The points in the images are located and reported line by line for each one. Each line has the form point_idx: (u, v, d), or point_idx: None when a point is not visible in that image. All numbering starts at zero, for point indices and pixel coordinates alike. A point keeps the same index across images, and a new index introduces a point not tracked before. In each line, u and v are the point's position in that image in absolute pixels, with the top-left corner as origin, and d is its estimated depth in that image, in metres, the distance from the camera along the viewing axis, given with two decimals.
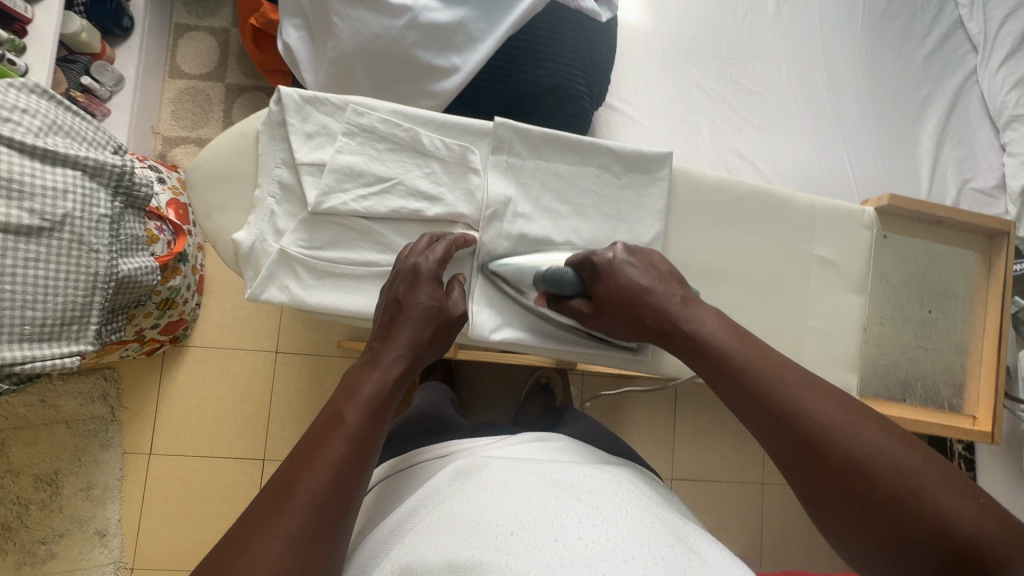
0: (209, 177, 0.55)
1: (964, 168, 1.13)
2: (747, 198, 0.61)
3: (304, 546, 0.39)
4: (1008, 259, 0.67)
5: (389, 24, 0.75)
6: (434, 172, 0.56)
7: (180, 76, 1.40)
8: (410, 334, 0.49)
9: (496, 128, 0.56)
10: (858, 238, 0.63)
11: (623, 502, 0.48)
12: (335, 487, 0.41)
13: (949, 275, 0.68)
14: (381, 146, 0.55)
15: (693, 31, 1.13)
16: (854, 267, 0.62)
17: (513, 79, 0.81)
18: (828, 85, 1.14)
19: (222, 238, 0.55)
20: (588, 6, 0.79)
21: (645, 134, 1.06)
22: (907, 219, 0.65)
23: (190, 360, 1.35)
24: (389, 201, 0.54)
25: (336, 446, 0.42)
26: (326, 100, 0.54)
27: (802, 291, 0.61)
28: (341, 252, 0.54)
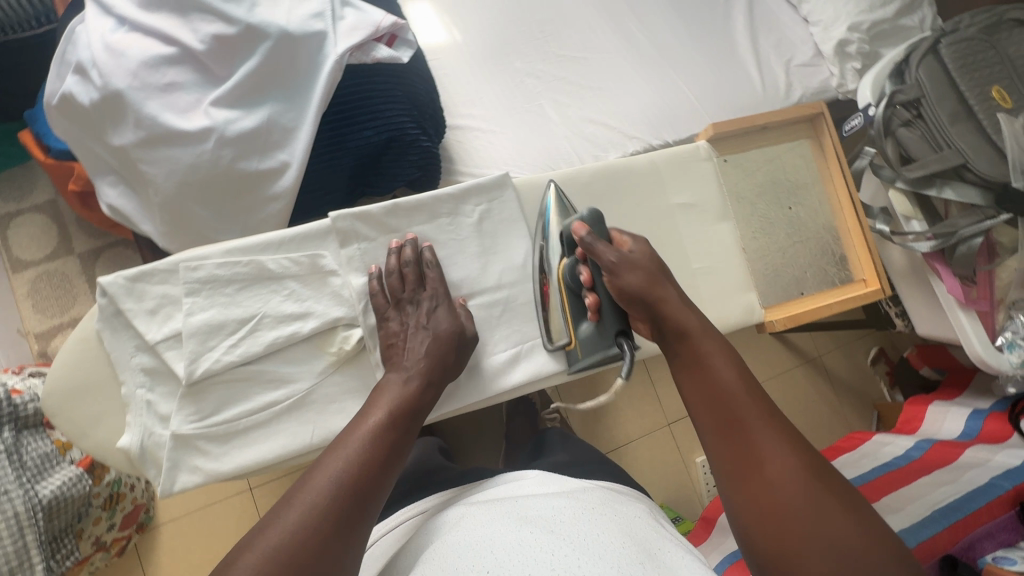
0: (70, 392, 0.51)
1: (783, 50, 1.21)
2: (593, 182, 0.64)
3: (311, 549, 0.40)
4: (831, 132, 0.74)
5: (200, 150, 0.73)
6: (293, 290, 0.54)
7: (24, 266, 1.29)
8: (426, 351, 0.53)
9: (334, 222, 0.55)
10: (704, 173, 0.67)
11: (597, 528, 0.55)
12: (347, 496, 0.44)
13: (793, 168, 0.74)
14: (230, 288, 0.53)
15: (501, 25, 1.15)
16: (711, 200, 0.66)
17: (347, 150, 0.80)
18: (639, 25, 1.20)
19: (112, 448, 0.52)
20: (384, 54, 0.79)
21: (500, 138, 1.07)
22: (735, 137, 0.71)
23: (167, 537, 1.27)
24: (260, 337, 0.53)
25: (349, 457, 0.46)
26: (154, 270, 0.52)
27: (679, 242, 0.65)
28: (238, 407, 0.52)
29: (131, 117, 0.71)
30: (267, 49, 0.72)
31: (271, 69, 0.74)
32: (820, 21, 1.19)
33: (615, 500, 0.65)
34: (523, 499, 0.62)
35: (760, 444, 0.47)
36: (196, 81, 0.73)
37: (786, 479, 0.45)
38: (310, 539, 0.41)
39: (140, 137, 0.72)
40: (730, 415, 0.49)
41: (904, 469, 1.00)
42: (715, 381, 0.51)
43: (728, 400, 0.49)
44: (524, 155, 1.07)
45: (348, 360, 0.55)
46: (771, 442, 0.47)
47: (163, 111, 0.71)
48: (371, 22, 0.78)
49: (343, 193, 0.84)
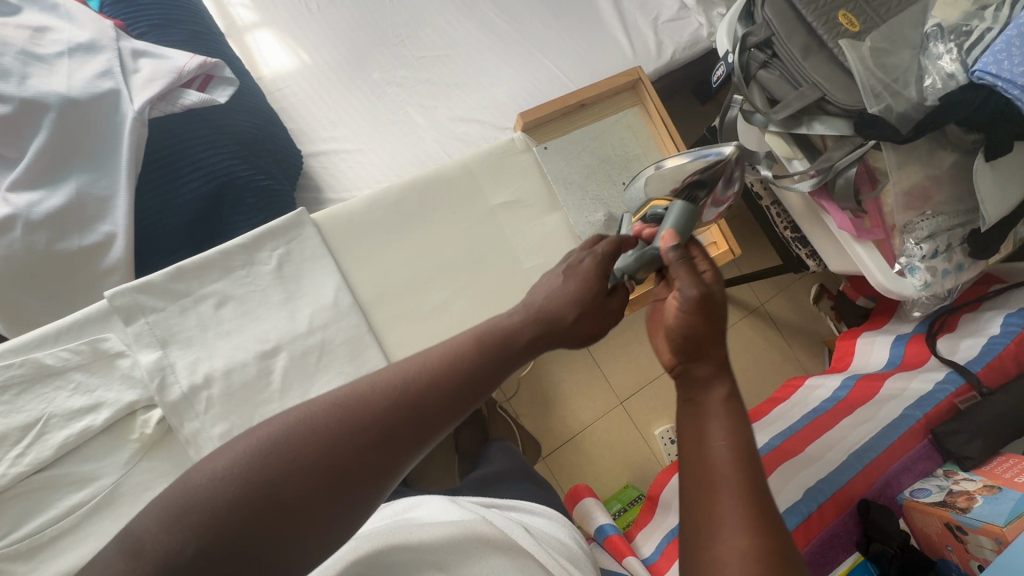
0: None
1: (648, 8, 1.17)
2: (404, 201, 0.67)
3: (340, 454, 0.40)
4: (653, 94, 0.74)
5: (3, 241, 0.67)
6: (80, 381, 0.54)
7: None
8: (598, 264, 0.56)
9: (115, 301, 0.57)
10: (520, 167, 0.70)
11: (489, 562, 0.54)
12: (394, 423, 0.43)
13: (620, 141, 0.74)
14: (8, 394, 0.52)
15: (351, 37, 1.10)
16: (530, 193, 0.70)
17: (177, 208, 0.76)
18: (499, 8, 1.15)
19: None
20: (194, 99, 0.74)
21: (368, 155, 1.03)
22: (552, 124, 0.74)
23: None
24: (50, 439, 0.52)
25: (406, 380, 0.45)
26: None
27: (505, 239, 0.68)
28: (36, 519, 0.50)
29: None
30: (53, 122, 0.69)
31: (66, 142, 0.70)
32: None
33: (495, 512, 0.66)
34: (416, 525, 0.58)
35: (718, 520, 0.42)
36: None
37: (727, 529, 0.42)
38: (342, 446, 0.41)
39: None
40: (706, 477, 0.44)
41: None
42: (705, 447, 0.46)
43: (708, 463, 0.45)
44: (394, 167, 1.03)
45: (153, 444, 0.55)
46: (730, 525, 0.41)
47: None
48: (172, 68, 0.73)
49: (188, 249, 0.80)
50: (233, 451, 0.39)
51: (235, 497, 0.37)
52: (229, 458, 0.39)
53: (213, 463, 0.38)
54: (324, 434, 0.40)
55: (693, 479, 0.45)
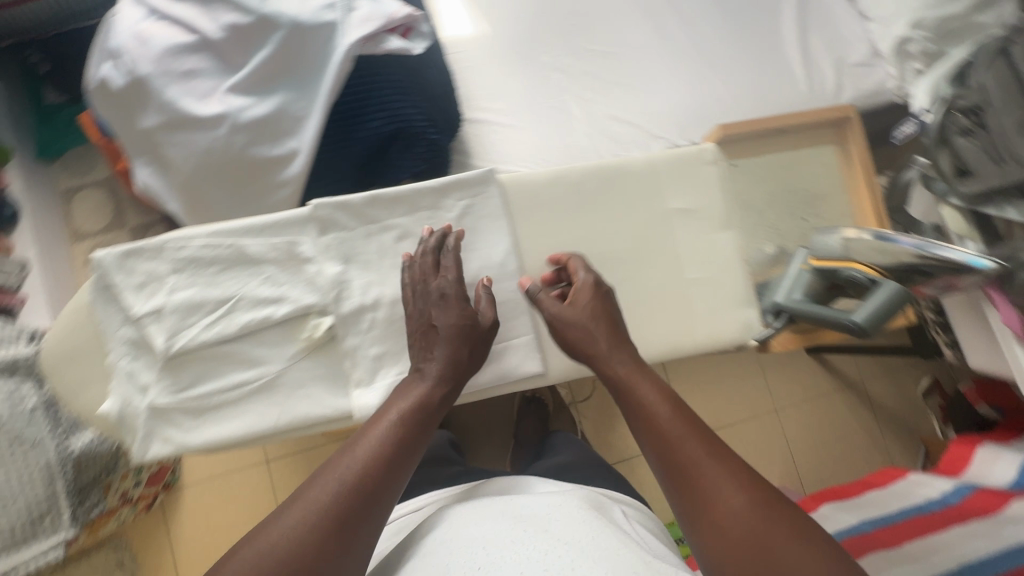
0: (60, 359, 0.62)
1: (835, 48, 1.11)
2: (583, 183, 0.68)
3: (331, 526, 0.48)
4: (858, 138, 0.79)
5: (214, 136, 0.76)
6: (270, 274, 0.63)
7: (84, 237, 1.42)
8: (442, 353, 0.59)
9: (314, 212, 0.63)
10: (707, 176, 0.69)
11: (586, 528, 0.57)
12: (368, 482, 0.51)
13: (811, 176, 0.79)
14: (212, 270, 0.62)
15: (530, 18, 1.12)
16: (710, 206, 0.69)
17: (355, 141, 0.81)
18: (679, 20, 1.14)
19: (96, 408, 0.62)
20: (394, 46, 0.79)
21: (521, 133, 1.06)
22: (746, 141, 0.78)
23: (190, 498, 1.36)
24: (236, 318, 0.61)
25: (354, 466, 0.51)
26: (147, 247, 0.62)
27: (670, 245, 0.68)
28: (209, 383, 0.61)
29: (155, 102, 0.76)
30: (279, 39, 0.75)
31: (283, 60, 0.76)
32: (880, 16, 1.08)
33: (608, 505, 0.69)
34: (515, 499, 0.65)
35: (706, 479, 0.50)
36: (215, 68, 0.77)
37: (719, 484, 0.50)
38: (329, 524, 0.48)
39: (163, 120, 0.77)
40: (679, 467, 0.52)
41: (936, 514, 0.90)
42: (660, 435, 0.53)
43: (675, 450, 0.52)
44: (541, 152, 1.05)
45: (315, 346, 0.63)
46: (716, 480, 0.50)
47: (182, 96, 0.75)
48: (385, 14, 0.78)
49: (352, 180, 0.85)
50: (234, 559, 0.45)
51: None
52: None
53: None
54: (299, 524, 0.47)
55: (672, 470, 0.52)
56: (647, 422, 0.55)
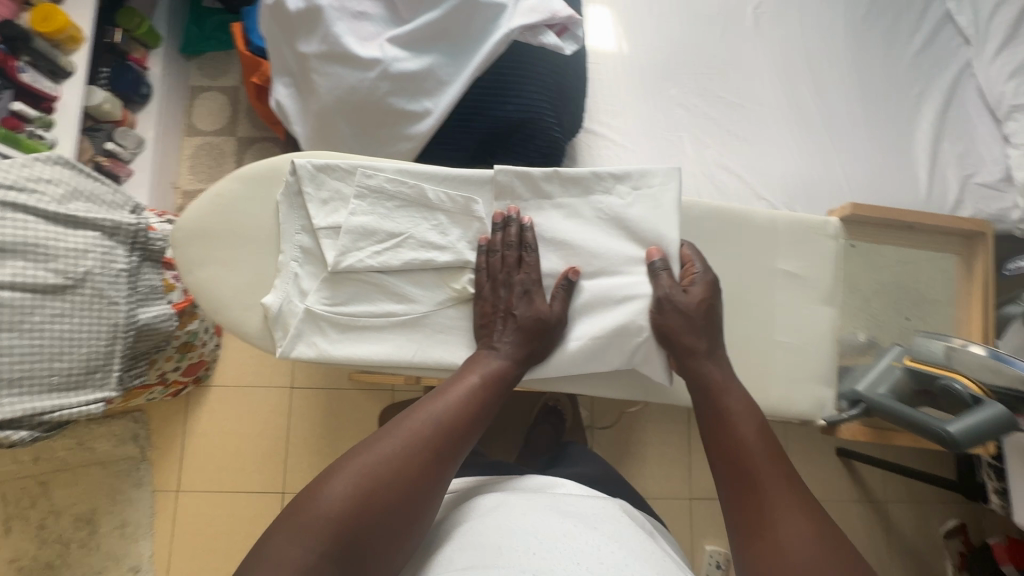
0: (194, 235, 0.68)
1: (965, 163, 1.09)
2: (703, 220, 0.69)
3: (412, 462, 0.55)
4: (985, 258, 0.84)
5: (364, 77, 0.80)
6: (440, 222, 0.69)
7: (196, 133, 1.51)
8: (512, 339, 0.64)
9: (496, 177, 0.69)
10: (824, 250, 0.70)
11: (630, 535, 0.60)
12: (446, 432, 0.57)
13: (926, 280, 0.86)
14: (390, 204, 0.68)
15: (670, 50, 1.14)
16: (820, 280, 0.69)
17: (483, 118, 0.84)
18: (814, 92, 1.14)
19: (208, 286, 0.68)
20: (550, 41, 0.82)
21: (629, 155, 1.07)
22: (881, 227, 0.82)
23: (214, 398, 1.42)
24: (401, 253, 0.67)
25: (442, 414, 0.58)
26: (341, 167, 0.68)
27: (767, 305, 0.69)
28: (362, 305, 0.68)
29: (321, 31, 0.81)
30: (450, 6, 0.79)
31: (448, 26, 0.80)
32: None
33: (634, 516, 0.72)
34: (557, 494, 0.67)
35: (762, 478, 0.55)
36: (384, 18, 0.83)
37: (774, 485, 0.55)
38: (411, 459, 0.55)
39: (322, 50, 0.81)
40: (740, 465, 0.57)
41: None
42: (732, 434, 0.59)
43: (740, 451, 0.58)
44: None
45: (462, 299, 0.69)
46: (772, 482, 0.55)
47: (347, 34, 0.80)
48: (551, 9, 0.81)
49: (467, 154, 0.88)
50: (326, 487, 0.52)
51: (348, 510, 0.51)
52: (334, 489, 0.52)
53: (320, 494, 0.52)
54: (390, 454, 0.55)
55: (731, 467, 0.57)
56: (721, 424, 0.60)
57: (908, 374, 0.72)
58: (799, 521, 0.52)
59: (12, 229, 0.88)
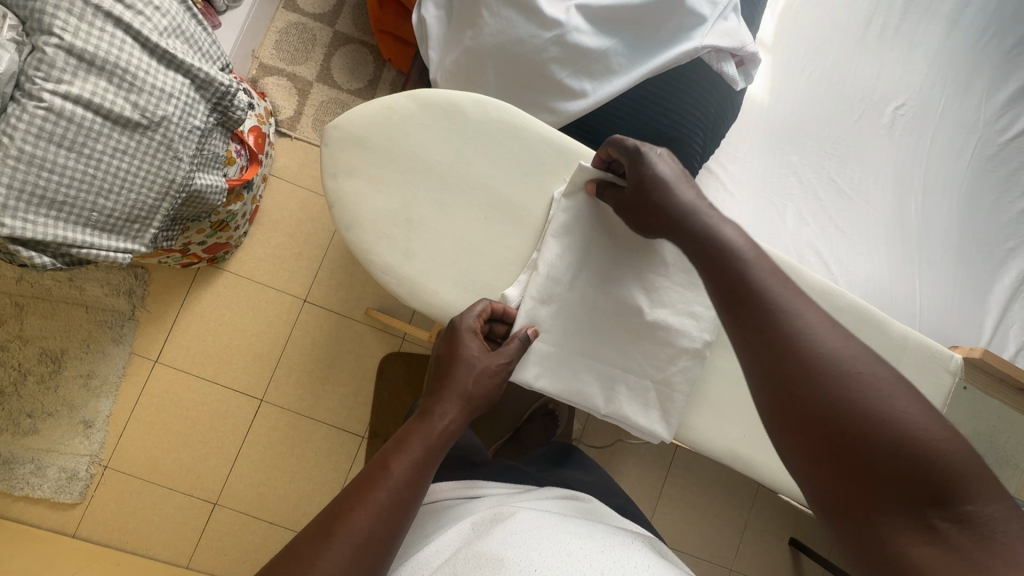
0: (346, 139, 0.61)
1: None
2: (845, 312, 0.66)
3: (376, 533, 0.48)
4: None
5: (536, 34, 0.76)
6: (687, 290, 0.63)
7: (293, 9, 1.41)
8: (447, 401, 0.56)
9: None
10: (940, 382, 0.67)
11: (628, 536, 0.58)
12: (404, 500, 0.50)
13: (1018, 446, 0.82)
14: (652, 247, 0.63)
15: (803, 117, 1.12)
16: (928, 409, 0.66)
17: (634, 122, 0.81)
18: (920, 210, 1.14)
19: (336, 198, 0.61)
20: (729, 73, 0.79)
21: (734, 204, 1.05)
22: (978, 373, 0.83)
23: (222, 283, 1.35)
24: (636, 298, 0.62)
25: (399, 477, 0.51)
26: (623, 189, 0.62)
27: None
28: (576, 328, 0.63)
29: None
30: None
31: (641, 16, 0.76)
32: None
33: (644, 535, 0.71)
34: (548, 502, 0.64)
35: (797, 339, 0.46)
36: None
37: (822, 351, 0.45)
38: (376, 529, 0.48)
39: None
40: (777, 343, 0.46)
41: None
42: (759, 297, 0.48)
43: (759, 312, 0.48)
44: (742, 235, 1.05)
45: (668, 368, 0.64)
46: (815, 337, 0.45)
47: None
48: (743, 40, 0.78)
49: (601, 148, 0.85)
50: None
51: None
52: None
53: None
54: (361, 530, 0.47)
55: (769, 354, 0.46)
56: (739, 276, 0.50)
57: None
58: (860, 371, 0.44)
59: (102, 44, 0.80)
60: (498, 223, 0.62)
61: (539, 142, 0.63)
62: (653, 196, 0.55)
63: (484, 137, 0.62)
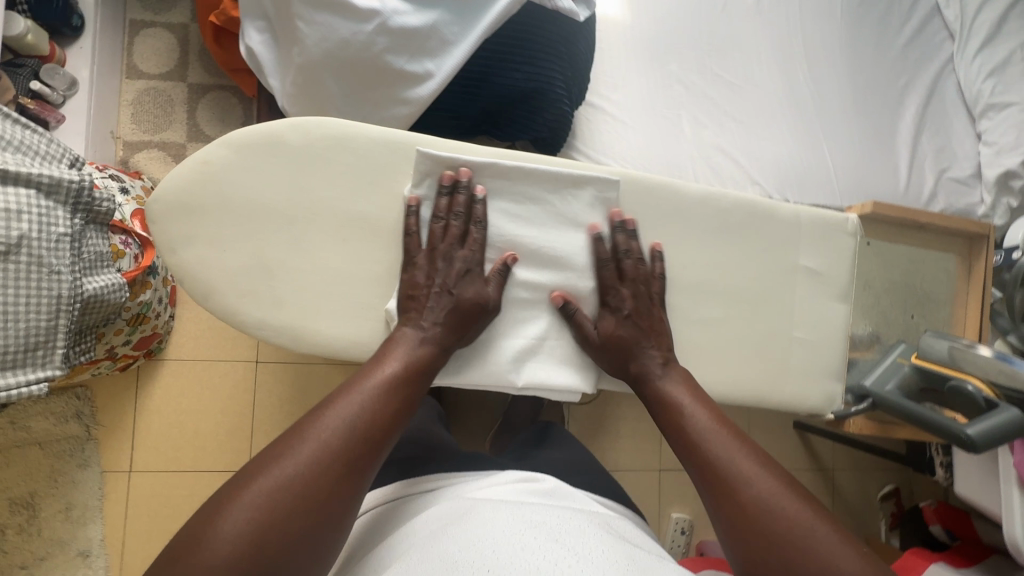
0: (170, 208, 0.56)
1: (941, 157, 1.13)
2: (731, 212, 0.65)
3: (319, 478, 0.46)
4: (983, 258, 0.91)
5: (358, 29, 0.72)
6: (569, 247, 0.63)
7: (138, 75, 1.33)
8: (405, 351, 0.56)
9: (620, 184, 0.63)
10: (844, 247, 0.68)
11: (579, 517, 0.61)
12: (348, 454, 0.48)
13: (931, 279, 0.91)
14: (517, 214, 0.62)
15: (670, 23, 1.10)
16: (839, 277, 0.67)
17: (490, 86, 0.78)
18: (809, 77, 1.13)
19: (184, 270, 0.57)
20: (565, 5, 0.76)
21: (628, 131, 1.04)
22: (885, 225, 0.87)
23: (168, 373, 1.31)
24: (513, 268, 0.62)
25: (343, 424, 0.50)
26: (474, 165, 0.60)
27: (789, 304, 0.67)
28: None
29: None
30: None
31: None
32: (994, 142, 1.10)
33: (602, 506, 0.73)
34: (508, 489, 0.66)
35: (730, 471, 0.53)
36: None
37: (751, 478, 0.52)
38: (318, 477, 0.46)
39: None
40: (713, 472, 0.53)
41: None
42: (698, 438, 0.56)
43: (699, 449, 0.55)
44: (645, 159, 1.03)
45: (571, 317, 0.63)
46: (744, 470, 0.52)
47: None
48: None
49: (469, 122, 0.82)
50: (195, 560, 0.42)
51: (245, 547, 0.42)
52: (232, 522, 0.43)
53: (206, 541, 0.42)
54: (297, 475, 0.46)
55: (710, 482, 0.53)
56: (678, 420, 0.58)
57: (919, 372, 0.70)
58: (784, 500, 0.50)
59: None
60: (360, 241, 0.59)
61: (373, 144, 0.59)
62: (625, 347, 0.61)
63: (315, 158, 0.58)
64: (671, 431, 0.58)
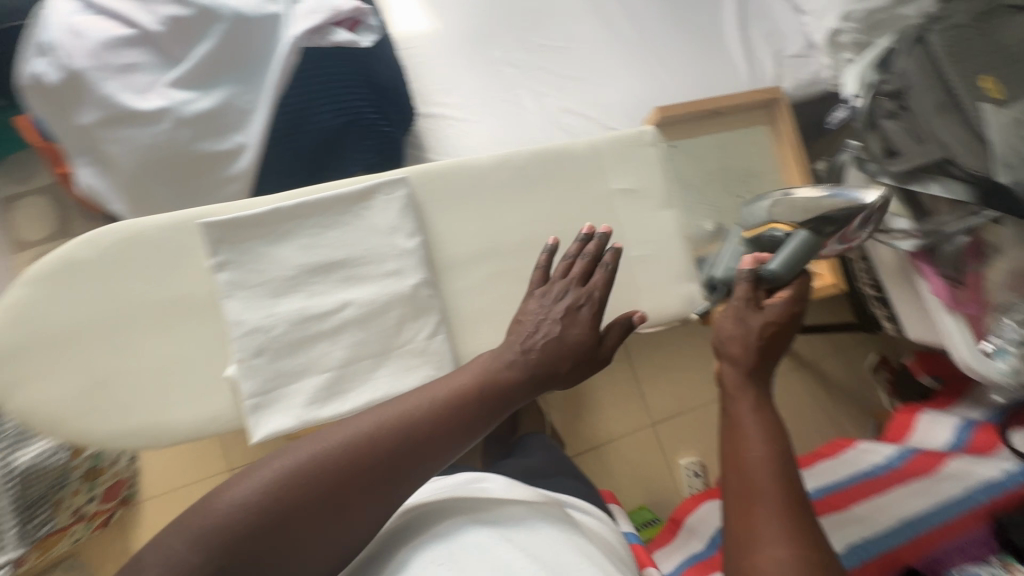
0: None
1: (774, 40, 1.17)
2: (529, 165, 0.71)
3: (361, 464, 0.48)
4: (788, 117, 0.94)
5: (156, 131, 0.75)
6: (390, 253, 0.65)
7: (25, 246, 1.35)
8: (523, 348, 0.56)
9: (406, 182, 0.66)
10: (650, 157, 0.74)
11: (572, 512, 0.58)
12: (404, 452, 0.49)
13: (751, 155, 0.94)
14: (311, 245, 0.63)
15: (479, 15, 1.14)
16: (655, 187, 0.74)
17: (304, 133, 0.81)
18: (625, 15, 1.18)
19: (23, 411, 0.58)
20: (340, 38, 0.81)
21: (474, 125, 1.07)
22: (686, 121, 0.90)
23: (149, 512, 1.30)
24: (323, 293, 0.63)
25: (405, 425, 0.50)
26: (266, 213, 0.62)
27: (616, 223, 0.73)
28: (303, 355, 0.61)
29: (91, 97, 0.74)
30: (220, 31, 0.76)
31: (226, 54, 0.77)
32: (812, 10, 1.14)
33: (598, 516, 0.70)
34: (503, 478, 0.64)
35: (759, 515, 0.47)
36: (156, 64, 0.77)
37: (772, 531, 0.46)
38: (363, 463, 0.47)
39: (100, 117, 0.74)
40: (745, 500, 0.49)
41: (883, 477, 0.97)
42: (747, 468, 0.50)
43: (743, 467, 0.50)
44: (498, 143, 1.06)
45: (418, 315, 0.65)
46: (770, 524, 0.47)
47: (121, 91, 0.74)
48: (332, 6, 0.80)
49: (302, 175, 0.84)
50: (195, 520, 0.44)
51: (263, 507, 0.45)
52: (260, 477, 0.46)
53: (233, 489, 0.46)
54: (339, 459, 0.47)
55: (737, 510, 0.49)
56: (736, 437, 0.52)
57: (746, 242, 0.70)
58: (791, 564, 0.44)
59: None
60: (188, 324, 0.61)
61: (169, 231, 0.62)
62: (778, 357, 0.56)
63: (118, 263, 0.60)
64: (730, 442, 0.53)
